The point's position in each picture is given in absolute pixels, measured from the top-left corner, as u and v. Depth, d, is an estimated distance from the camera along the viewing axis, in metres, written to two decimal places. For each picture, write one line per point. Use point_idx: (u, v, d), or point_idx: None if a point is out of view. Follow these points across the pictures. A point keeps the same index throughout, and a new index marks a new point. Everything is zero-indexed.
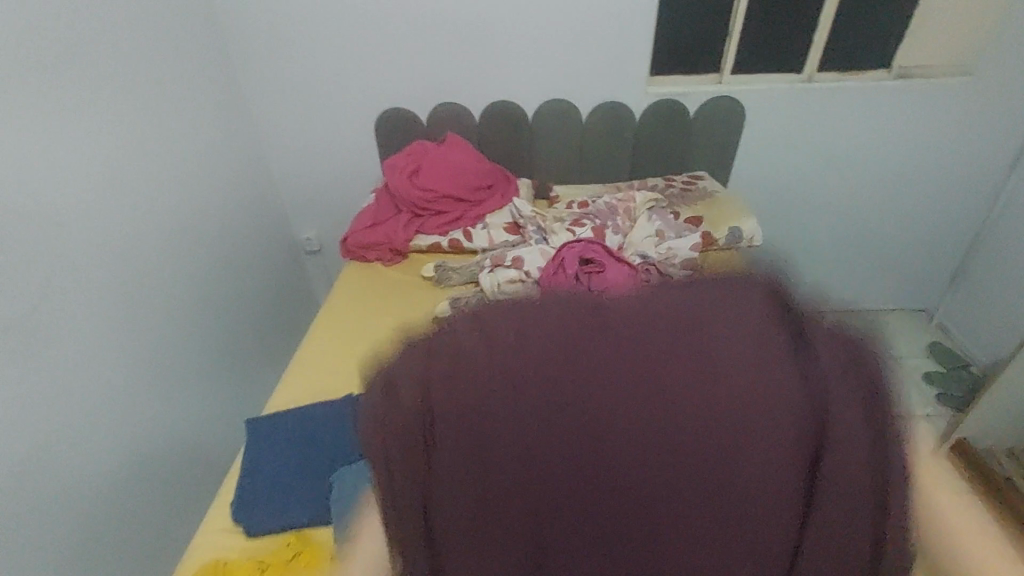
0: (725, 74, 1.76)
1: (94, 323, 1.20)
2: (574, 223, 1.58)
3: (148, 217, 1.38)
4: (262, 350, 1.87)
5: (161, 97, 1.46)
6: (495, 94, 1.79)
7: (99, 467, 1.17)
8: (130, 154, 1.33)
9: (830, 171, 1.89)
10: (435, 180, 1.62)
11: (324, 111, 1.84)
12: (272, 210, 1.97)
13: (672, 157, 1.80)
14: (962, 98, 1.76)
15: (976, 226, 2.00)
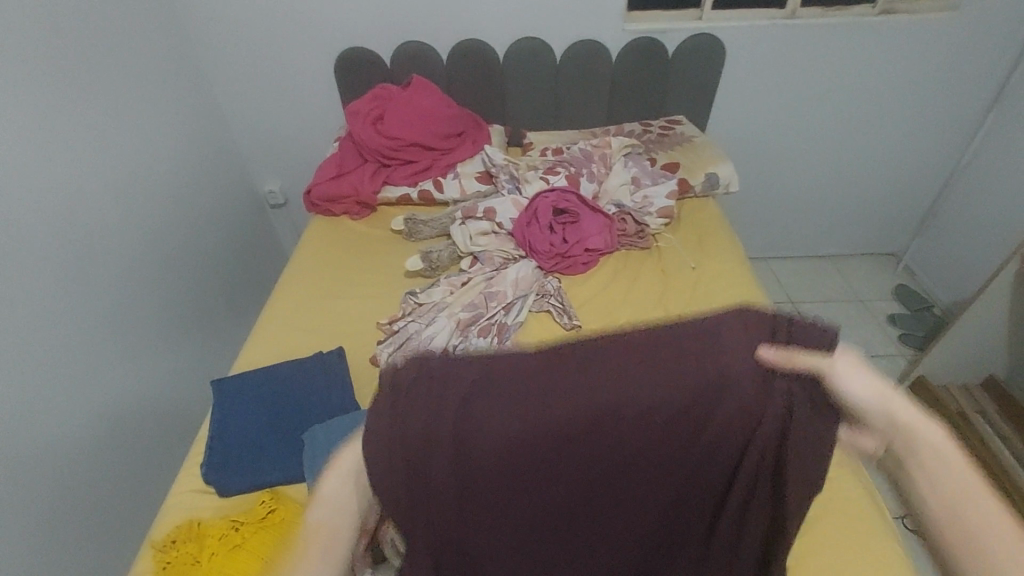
0: (706, 10, 1.67)
1: (45, 284, 1.12)
2: (548, 171, 1.52)
3: (97, 176, 1.28)
4: (230, 308, 1.82)
5: (94, 31, 1.31)
6: (463, 32, 1.68)
7: (63, 430, 1.13)
8: (67, 105, 1.21)
9: (809, 114, 1.86)
10: (401, 127, 1.53)
11: (279, 53, 1.70)
12: (230, 160, 1.85)
13: (649, 100, 1.73)
14: (947, 35, 1.71)
15: (948, 169, 2.01)
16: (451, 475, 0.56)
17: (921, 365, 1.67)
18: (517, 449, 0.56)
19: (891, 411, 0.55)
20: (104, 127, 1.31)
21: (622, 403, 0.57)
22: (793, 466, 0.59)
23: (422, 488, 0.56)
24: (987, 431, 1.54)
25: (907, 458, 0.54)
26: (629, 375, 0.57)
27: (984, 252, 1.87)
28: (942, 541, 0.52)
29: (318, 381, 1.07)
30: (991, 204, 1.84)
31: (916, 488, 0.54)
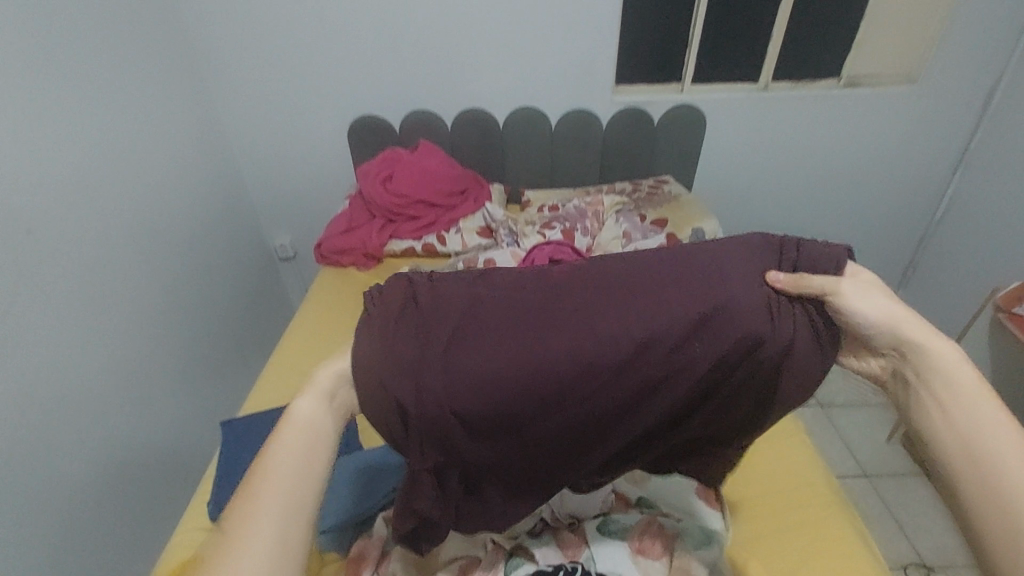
0: (687, 84, 1.84)
1: (65, 334, 1.19)
2: (544, 226, 1.62)
3: (122, 234, 1.37)
4: (240, 357, 1.88)
5: (132, 103, 1.45)
6: (467, 103, 1.85)
7: (71, 473, 1.17)
8: (99, 169, 1.32)
9: (788, 176, 2.00)
10: (407, 186, 1.65)
11: (298, 123, 1.86)
12: (246, 217, 1.97)
13: (638, 162, 1.87)
14: (908, 105, 1.87)
15: (924, 225, 2.13)
16: (518, 355, 0.71)
17: None
18: (575, 350, 0.71)
19: (898, 328, 0.69)
20: (132, 191, 1.42)
21: (664, 312, 0.72)
22: (797, 360, 0.74)
23: (485, 367, 0.71)
24: None
25: (914, 373, 0.66)
26: (664, 288, 0.73)
27: (966, 302, 1.95)
28: (945, 451, 0.62)
29: None
30: (971, 256, 1.94)
31: (928, 415, 0.65)
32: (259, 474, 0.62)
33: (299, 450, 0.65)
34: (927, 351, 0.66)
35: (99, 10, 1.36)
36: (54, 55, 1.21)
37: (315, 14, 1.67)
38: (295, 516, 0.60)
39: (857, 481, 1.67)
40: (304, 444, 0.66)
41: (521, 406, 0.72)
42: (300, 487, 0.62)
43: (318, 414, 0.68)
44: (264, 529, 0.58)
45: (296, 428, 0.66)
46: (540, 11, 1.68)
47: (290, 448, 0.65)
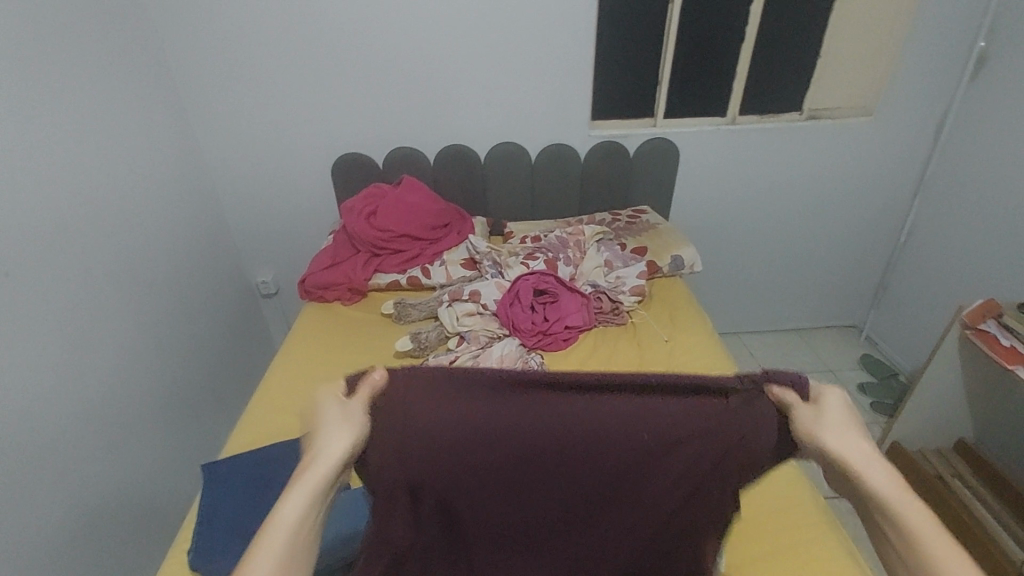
0: (659, 118, 1.93)
1: (40, 377, 1.15)
2: (528, 256, 1.65)
3: (101, 274, 1.35)
4: (222, 397, 1.84)
5: (116, 145, 1.46)
6: (448, 139, 1.90)
7: (40, 528, 1.11)
8: (80, 209, 1.31)
9: (759, 203, 2.08)
10: (391, 220, 1.68)
11: (281, 161, 1.89)
12: (227, 253, 1.96)
13: (616, 192, 1.94)
14: (866, 134, 1.98)
15: (890, 247, 2.22)
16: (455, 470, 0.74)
17: (895, 430, 1.73)
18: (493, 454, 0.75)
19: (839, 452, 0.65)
20: (114, 230, 1.41)
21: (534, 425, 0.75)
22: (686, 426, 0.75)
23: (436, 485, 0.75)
24: (994, 523, 1.50)
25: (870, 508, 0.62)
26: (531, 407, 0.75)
27: (934, 319, 2.02)
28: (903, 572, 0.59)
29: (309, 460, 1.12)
30: (935, 278, 2.03)
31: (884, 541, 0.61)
32: None
33: (292, 557, 0.58)
34: (859, 482, 0.62)
35: (83, 50, 1.38)
36: (36, 97, 1.22)
37: (299, 57, 1.72)
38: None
39: (844, 501, 1.69)
40: (298, 545, 0.59)
41: (524, 464, 0.76)
42: (293, 558, 0.58)
43: (315, 509, 0.61)
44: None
45: (279, 536, 0.58)
46: (517, 51, 1.76)
47: (280, 558, 0.57)
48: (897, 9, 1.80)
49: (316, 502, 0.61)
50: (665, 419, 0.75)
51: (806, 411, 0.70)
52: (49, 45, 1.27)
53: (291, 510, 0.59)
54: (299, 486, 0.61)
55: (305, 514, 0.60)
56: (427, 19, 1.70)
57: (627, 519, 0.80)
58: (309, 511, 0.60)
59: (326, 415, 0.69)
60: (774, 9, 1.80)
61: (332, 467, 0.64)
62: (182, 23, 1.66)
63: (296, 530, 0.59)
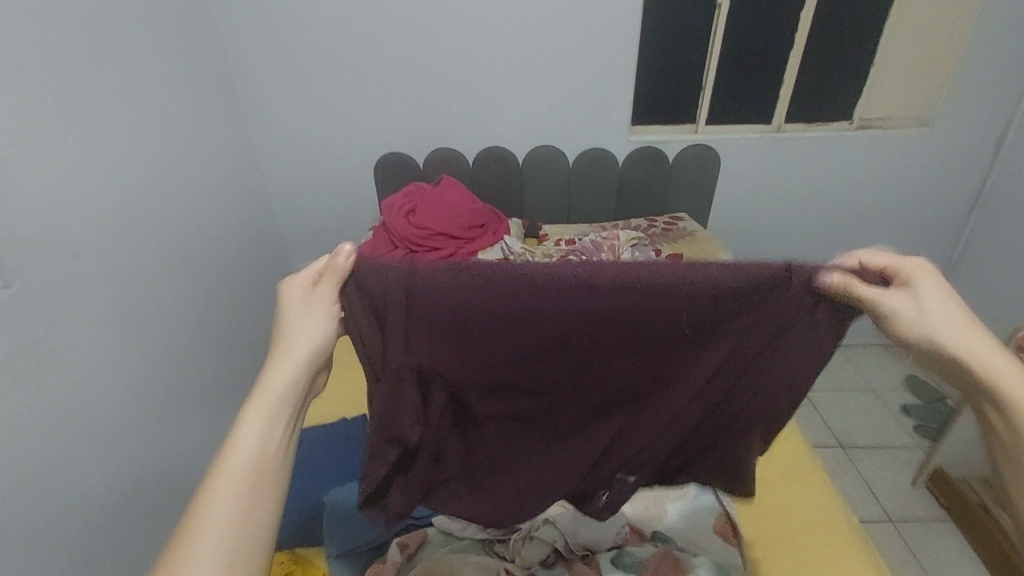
0: (701, 124, 1.91)
1: (95, 353, 1.25)
2: (561, 258, 1.66)
3: (155, 260, 1.45)
4: (261, 381, 1.94)
5: (175, 140, 1.57)
6: (488, 141, 1.94)
7: (88, 491, 1.20)
8: (138, 199, 1.41)
9: (802, 213, 2.02)
10: (429, 218, 1.72)
11: (328, 159, 1.97)
12: (274, 245, 2.06)
13: (653, 199, 1.93)
14: (921, 147, 1.90)
15: (943, 265, 2.12)
16: (468, 347, 0.80)
17: (938, 454, 1.65)
18: (508, 335, 0.80)
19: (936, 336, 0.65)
20: (169, 220, 1.52)
21: (553, 310, 0.78)
22: (697, 319, 0.78)
23: (446, 362, 0.81)
24: None
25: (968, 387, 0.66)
26: (553, 291, 0.77)
27: None
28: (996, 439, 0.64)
29: (336, 453, 1.19)
30: (990, 298, 1.93)
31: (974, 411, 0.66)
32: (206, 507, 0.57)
33: (256, 473, 0.61)
34: (968, 367, 0.63)
35: (153, 53, 1.49)
36: (106, 94, 1.32)
37: (349, 60, 1.80)
38: (263, 483, 0.60)
39: (880, 526, 1.62)
40: (266, 460, 0.62)
41: (538, 351, 0.80)
42: (261, 477, 0.61)
43: (276, 424, 0.64)
44: (222, 503, 0.58)
45: (241, 456, 0.61)
46: (558, 56, 1.78)
47: (246, 477, 0.60)
48: (956, 17, 1.73)
49: (276, 416, 0.65)
50: (691, 300, 0.77)
51: (891, 294, 0.69)
52: (121, 48, 1.38)
53: (247, 432, 0.62)
54: (254, 407, 0.64)
55: (266, 433, 0.63)
56: (473, 25, 1.74)
57: (634, 410, 0.84)
58: (268, 427, 0.63)
59: (286, 321, 0.72)
60: (824, 16, 1.76)
61: (291, 374, 0.68)
62: (244, 28, 1.77)
63: (257, 449, 0.62)
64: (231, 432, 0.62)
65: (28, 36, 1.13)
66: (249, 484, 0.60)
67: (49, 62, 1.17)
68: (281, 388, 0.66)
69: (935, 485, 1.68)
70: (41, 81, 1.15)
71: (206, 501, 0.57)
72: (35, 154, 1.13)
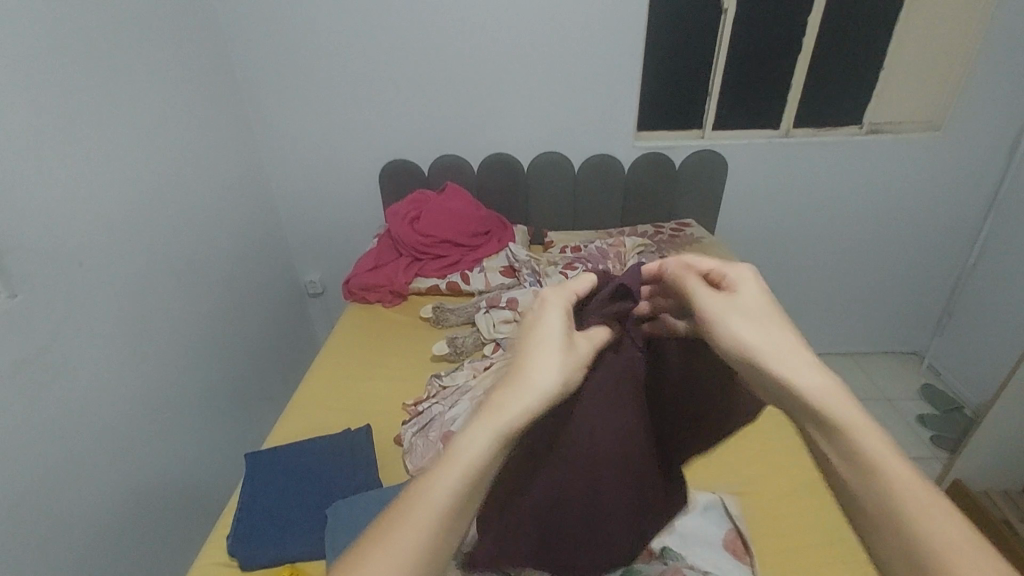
0: (708, 130, 1.89)
1: (101, 362, 1.24)
2: (567, 266, 1.64)
3: (160, 269, 1.45)
4: (267, 390, 1.93)
5: (181, 149, 1.57)
6: (492, 148, 1.93)
7: (95, 503, 1.19)
8: (144, 209, 1.41)
9: (811, 219, 1.99)
10: (433, 225, 1.71)
11: (333, 167, 1.97)
12: (279, 252, 2.06)
13: (660, 205, 1.91)
14: (933, 151, 1.86)
15: (957, 271, 2.08)
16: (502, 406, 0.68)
17: (955, 466, 1.61)
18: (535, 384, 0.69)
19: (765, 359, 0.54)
20: (174, 229, 1.52)
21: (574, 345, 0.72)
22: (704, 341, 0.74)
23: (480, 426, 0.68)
24: None
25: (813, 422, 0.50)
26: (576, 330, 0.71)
27: (1003, 350, 1.88)
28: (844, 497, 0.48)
29: (340, 460, 1.12)
30: (1006, 306, 1.88)
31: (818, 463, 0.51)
32: (402, 521, 0.46)
33: (459, 509, 0.47)
34: (795, 391, 0.51)
35: (159, 63, 1.50)
36: (113, 104, 1.33)
37: (354, 68, 1.80)
38: (457, 526, 0.47)
39: None
40: (474, 496, 0.48)
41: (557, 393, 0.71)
42: (458, 516, 0.47)
43: (501, 456, 0.50)
44: (414, 528, 0.46)
45: (456, 476, 0.48)
46: (562, 63, 1.78)
47: (449, 506, 0.47)
48: (965, 19, 1.71)
49: (504, 449, 0.50)
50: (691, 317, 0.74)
51: (715, 301, 0.59)
52: (126, 57, 1.39)
53: (474, 440, 0.49)
54: (490, 422, 0.50)
55: (488, 461, 0.49)
56: (476, 32, 1.74)
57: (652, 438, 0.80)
58: (489, 449, 0.49)
59: (550, 331, 0.57)
60: (833, 19, 1.74)
61: (532, 405, 0.52)
62: (250, 37, 1.78)
63: (473, 482, 0.48)
64: (456, 441, 0.50)
65: (34, 47, 1.13)
66: (446, 524, 0.46)
67: (55, 72, 1.18)
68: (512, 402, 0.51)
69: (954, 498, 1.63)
70: (47, 91, 1.15)
71: (406, 515, 0.46)
72: (41, 163, 1.13)
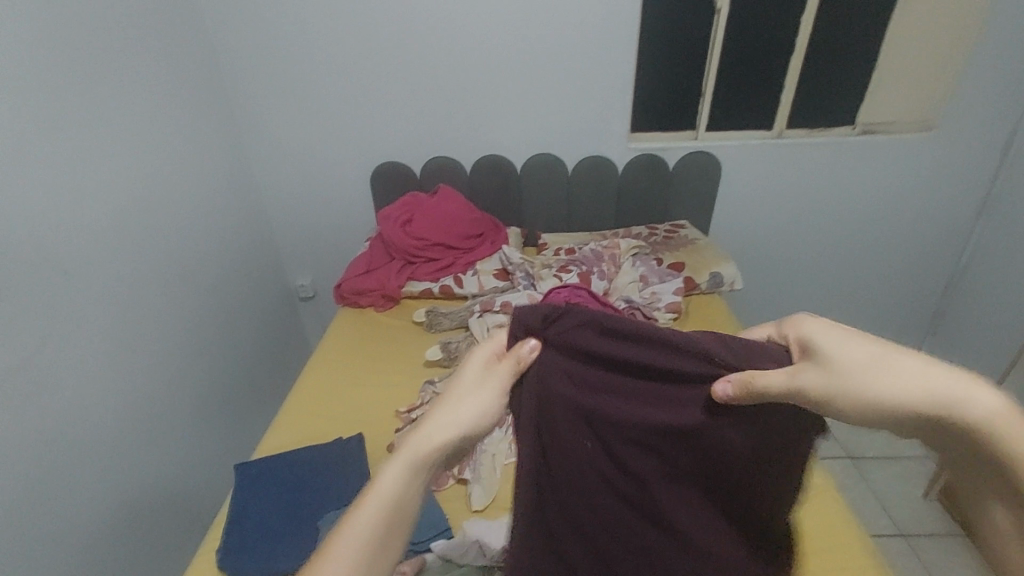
0: (701, 130, 1.88)
1: (87, 371, 1.21)
2: (561, 269, 1.62)
3: (148, 275, 1.42)
4: (258, 396, 1.90)
5: (169, 152, 1.54)
6: (485, 150, 1.91)
7: (83, 516, 1.16)
8: (131, 213, 1.38)
9: (805, 219, 1.99)
10: (426, 228, 1.69)
11: (324, 169, 1.94)
12: (269, 256, 2.03)
13: (655, 206, 1.90)
14: (926, 151, 1.87)
15: (949, 271, 2.09)
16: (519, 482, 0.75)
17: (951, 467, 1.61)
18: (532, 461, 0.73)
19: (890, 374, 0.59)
20: (162, 233, 1.49)
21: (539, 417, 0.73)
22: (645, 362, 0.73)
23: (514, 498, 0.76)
24: None
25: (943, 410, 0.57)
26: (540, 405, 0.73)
27: (996, 350, 1.89)
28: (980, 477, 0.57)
29: (333, 470, 1.10)
30: (999, 305, 1.89)
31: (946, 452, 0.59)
32: (331, 551, 0.57)
33: (379, 534, 0.58)
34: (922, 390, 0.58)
35: (145, 64, 1.47)
36: (97, 107, 1.30)
37: (344, 69, 1.78)
38: (381, 547, 0.58)
39: (896, 542, 1.58)
40: (394, 521, 0.59)
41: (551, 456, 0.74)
42: (381, 541, 0.58)
43: (416, 484, 0.61)
44: (343, 553, 0.56)
45: (373, 508, 0.59)
46: (556, 65, 1.76)
47: (368, 535, 0.57)
48: (957, 20, 1.71)
49: (417, 479, 0.61)
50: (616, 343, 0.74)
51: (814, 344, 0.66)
52: (111, 59, 1.35)
53: (389, 476, 0.60)
54: (400, 461, 0.61)
55: (403, 491, 0.60)
56: (468, 32, 1.72)
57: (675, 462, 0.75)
58: (400, 483, 0.60)
59: (462, 377, 0.69)
60: (826, 20, 1.74)
61: (450, 438, 0.63)
62: (237, 38, 1.75)
63: (391, 511, 0.59)
64: (374, 479, 0.61)
65: (11, 47, 1.10)
66: (367, 548, 0.57)
67: (36, 74, 1.15)
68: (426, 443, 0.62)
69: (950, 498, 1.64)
70: (27, 93, 1.12)
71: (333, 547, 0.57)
72: (21, 168, 1.10)
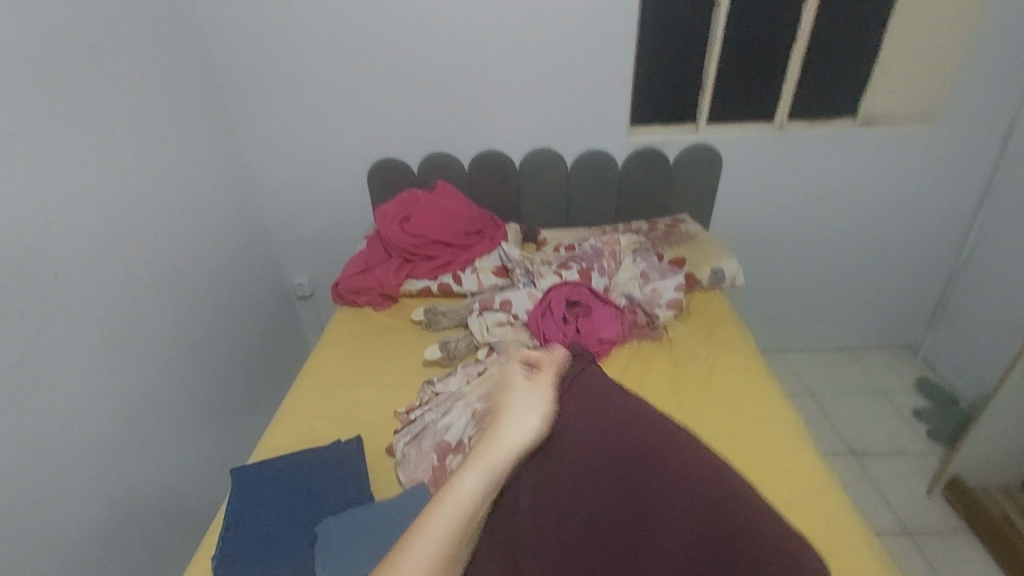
0: (701, 124, 1.84)
1: (81, 375, 1.19)
2: (561, 265, 1.60)
3: (141, 276, 1.39)
4: (256, 395, 1.89)
5: (161, 150, 1.52)
6: (483, 145, 1.88)
7: (77, 522, 1.15)
8: (122, 212, 1.35)
9: (807, 213, 1.97)
10: (424, 225, 1.67)
11: (320, 166, 1.91)
12: (266, 254, 2.01)
13: (655, 201, 1.88)
14: (928, 143, 1.84)
15: (951, 264, 2.07)
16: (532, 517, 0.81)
17: (954, 462, 1.60)
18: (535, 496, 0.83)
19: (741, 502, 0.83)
20: (156, 233, 1.46)
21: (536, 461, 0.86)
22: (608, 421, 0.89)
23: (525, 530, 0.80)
24: None
25: None
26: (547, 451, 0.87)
27: (998, 343, 1.88)
28: None
29: (330, 473, 1.08)
30: (1001, 299, 1.87)
31: None
32: (420, 533, 0.76)
33: (459, 526, 0.77)
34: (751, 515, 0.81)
35: (135, 61, 1.44)
36: (85, 104, 1.27)
37: (339, 64, 1.75)
38: (458, 535, 0.77)
39: (897, 538, 1.57)
40: (473, 516, 0.79)
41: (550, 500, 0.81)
42: (461, 527, 0.78)
43: (485, 491, 0.80)
44: (428, 544, 0.75)
45: (455, 510, 0.78)
46: (554, 58, 1.73)
47: (452, 528, 0.77)
48: (960, 8, 1.68)
49: (488, 486, 0.80)
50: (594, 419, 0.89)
51: None
52: (100, 55, 1.32)
53: (465, 483, 0.80)
54: (477, 468, 0.81)
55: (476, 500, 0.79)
56: (464, 25, 1.69)
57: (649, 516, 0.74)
58: (474, 488, 0.80)
59: (512, 407, 0.89)
60: (829, 10, 1.70)
61: (511, 448, 0.83)
62: (229, 33, 1.71)
63: (467, 510, 0.78)
64: (456, 484, 0.80)
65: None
66: (452, 534, 0.77)
67: (22, 69, 1.11)
68: (496, 458, 0.82)
69: (953, 493, 1.63)
70: (12, 90, 1.09)
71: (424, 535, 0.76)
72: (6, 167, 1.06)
